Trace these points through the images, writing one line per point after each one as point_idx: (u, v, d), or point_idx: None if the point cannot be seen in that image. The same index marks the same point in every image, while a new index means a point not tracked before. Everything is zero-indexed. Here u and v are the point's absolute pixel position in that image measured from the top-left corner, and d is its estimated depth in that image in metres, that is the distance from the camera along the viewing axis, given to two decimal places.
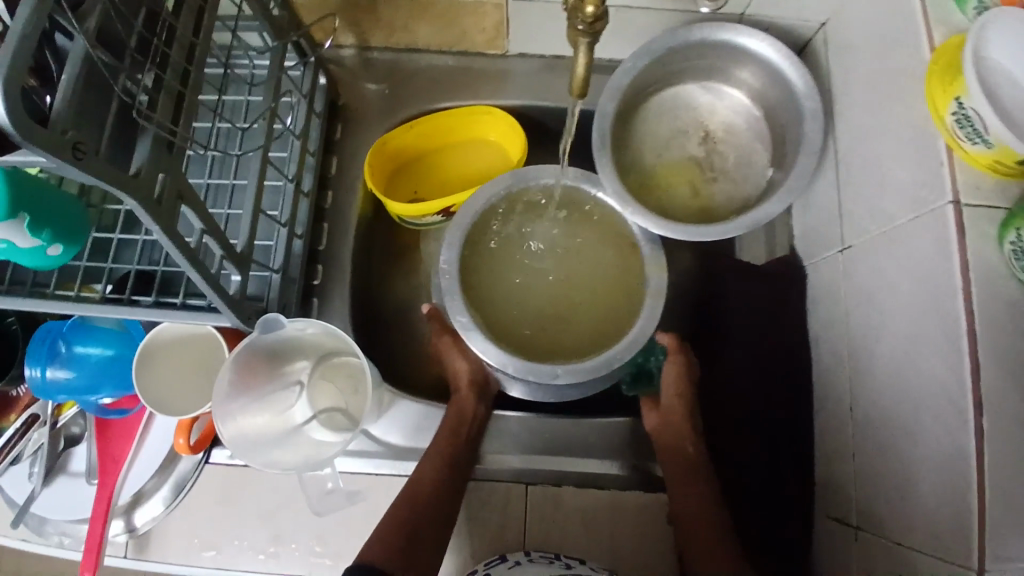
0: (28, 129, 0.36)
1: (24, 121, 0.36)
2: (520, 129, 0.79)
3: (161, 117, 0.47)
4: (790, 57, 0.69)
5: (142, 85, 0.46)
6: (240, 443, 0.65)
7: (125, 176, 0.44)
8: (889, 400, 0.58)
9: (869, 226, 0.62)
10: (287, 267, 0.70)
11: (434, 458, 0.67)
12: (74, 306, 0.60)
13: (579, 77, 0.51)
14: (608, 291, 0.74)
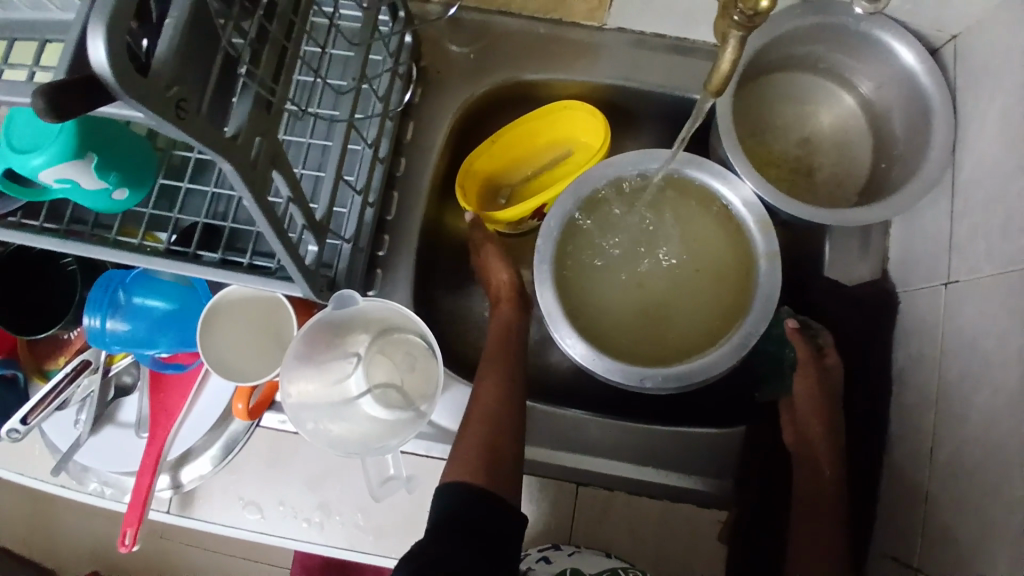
0: (129, 80, 0.31)
1: (127, 70, 0.31)
2: (603, 120, 0.74)
3: (262, 75, 0.43)
4: (926, 59, 0.64)
5: (247, 36, 0.42)
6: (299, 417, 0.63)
7: (225, 139, 0.40)
8: (977, 451, 0.55)
9: (984, 264, 0.58)
10: (358, 237, 0.66)
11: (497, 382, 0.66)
12: (140, 258, 0.57)
13: (720, 73, 0.46)
14: (716, 280, 0.70)
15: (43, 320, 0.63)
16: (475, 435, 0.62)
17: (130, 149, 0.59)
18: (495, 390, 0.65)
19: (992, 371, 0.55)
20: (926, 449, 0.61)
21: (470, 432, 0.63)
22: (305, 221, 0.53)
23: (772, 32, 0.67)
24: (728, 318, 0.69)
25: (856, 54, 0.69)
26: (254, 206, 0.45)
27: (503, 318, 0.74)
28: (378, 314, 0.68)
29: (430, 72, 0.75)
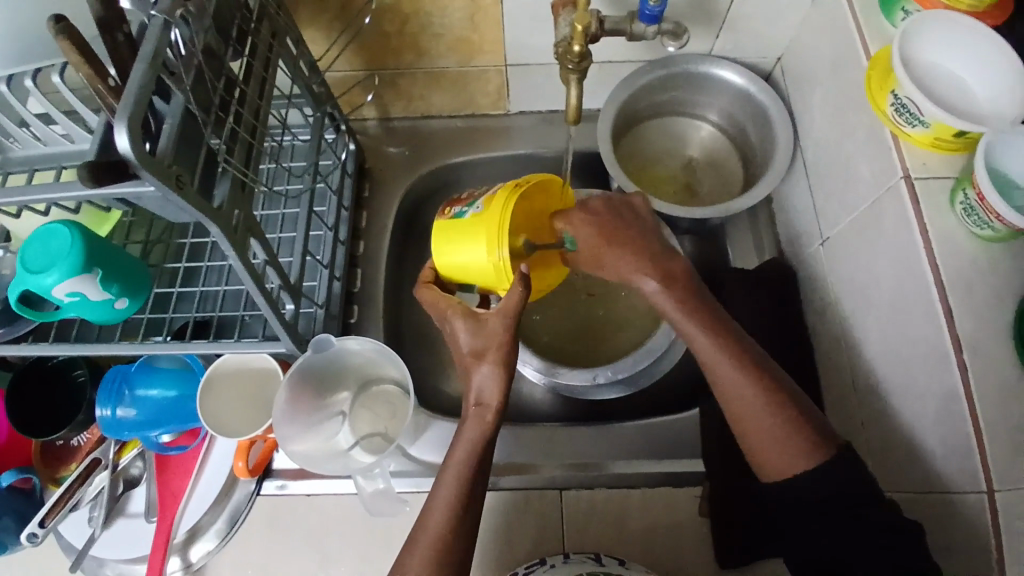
0: (145, 157, 0.44)
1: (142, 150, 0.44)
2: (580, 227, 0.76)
3: (235, 163, 0.57)
4: (754, 80, 0.81)
5: (222, 136, 0.56)
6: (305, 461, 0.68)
7: (212, 207, 0.53)
8: (883, 365, 0.63)
9: (840, 217, 0.71)
10: (330, 304, 0.77)
11: (450, 491, 0.57)
12: (143, 344, 0.66)
13: (573, 106, 0.63)
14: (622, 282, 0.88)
15: (53, 423, 0.72)
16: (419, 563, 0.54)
17: (126, 264, 0.69)
18: (450, 515, 0.56)
19: (870, 296, 0.65)
20: (848, 383, 0.69)
21: (419, 551, 0.55)
22: (281, 279, 0.65)
23: (632, 86, 0.83)
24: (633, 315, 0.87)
25: (707, 90, 0.86)
26: (239, 263, 0.57)
27: (477, 431, 0.59)
28: (366, 359, 0.76)
29: (374, 170, 0.90)
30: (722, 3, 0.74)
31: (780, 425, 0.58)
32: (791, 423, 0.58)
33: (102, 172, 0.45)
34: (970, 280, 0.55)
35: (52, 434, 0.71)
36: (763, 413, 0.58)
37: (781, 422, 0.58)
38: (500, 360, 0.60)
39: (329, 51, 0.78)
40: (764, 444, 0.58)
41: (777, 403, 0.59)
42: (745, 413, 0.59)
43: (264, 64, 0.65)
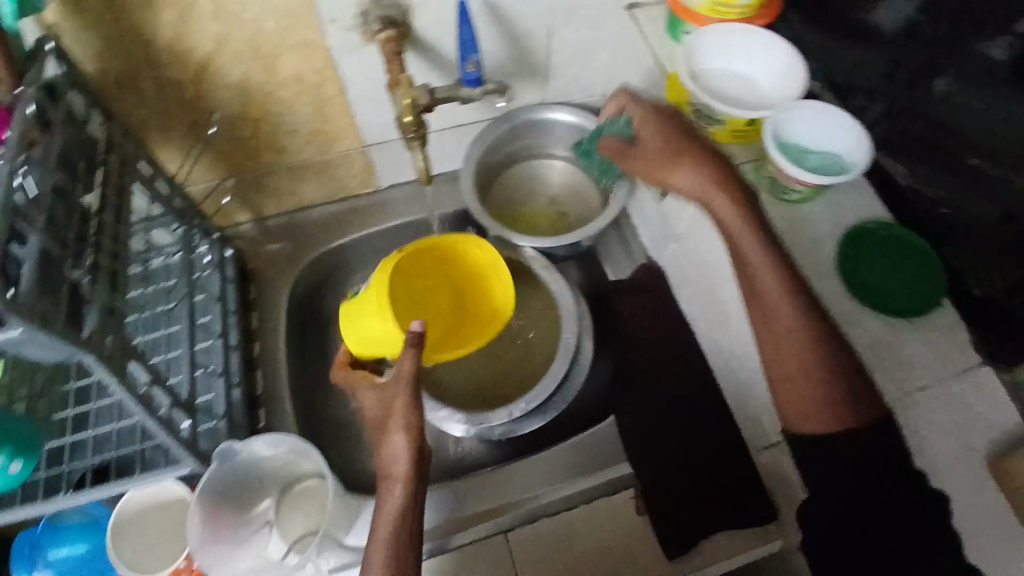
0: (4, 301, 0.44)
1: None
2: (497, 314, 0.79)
3: (101, 292, 0.57)
4: (586, 117, 0.91)
5: (85, 267, 0.57)
6: None
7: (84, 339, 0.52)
8: (747, 330, 0.71)
9: (682, 213, 0.80)
10: (231, 412, 0.76)
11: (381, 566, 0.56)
12: (34, 506, 0.62)
13: (422, 169, 0.69)
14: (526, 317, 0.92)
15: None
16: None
17: (6, 423, 0.63)
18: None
19: (723, 275, 0.73)
20: (730, 357, 0.76)
21: None
22: (169, 400, 0.64)
23: (483, 142, 0.90)
24: (546, 346, 0.90)
25: (549, 132, 0.95)
26: (122, 391, 0.56)
27: (397, 500, 0.60)
28: (284, 459, 0.74)
29: (258, 271, 0.91)
30: (539, 60, 0.84)
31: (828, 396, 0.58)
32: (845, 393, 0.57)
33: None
34: (785, 241, 0.65)
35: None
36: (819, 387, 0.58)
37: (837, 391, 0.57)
38: (411, 427, 0.62)
39: (185, 165, 0.81)
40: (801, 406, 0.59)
41: (835, 376, 0.57)
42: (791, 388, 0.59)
43: (119, 191, 0.66)
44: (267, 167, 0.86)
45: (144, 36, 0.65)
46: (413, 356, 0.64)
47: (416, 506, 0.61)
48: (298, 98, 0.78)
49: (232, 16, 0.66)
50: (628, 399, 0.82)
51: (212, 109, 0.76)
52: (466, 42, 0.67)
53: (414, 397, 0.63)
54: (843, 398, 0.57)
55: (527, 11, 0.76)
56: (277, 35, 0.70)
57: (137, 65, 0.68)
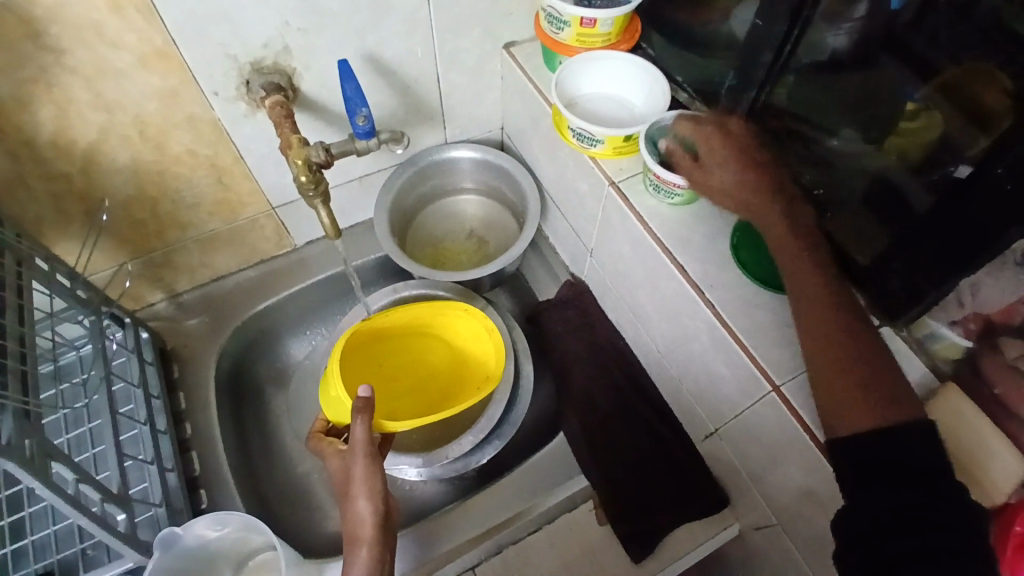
0: None
1: None
2: (482, 351, 0.84)
3: (13, 393, 0.56)
4: (488, 150, 0.94)
5: None
6: None
7: (1, 445, 0.51)
8: (666, 328, 0.75)
9: (589, 228, 0.84)
10: (170, 498, 0.72)
11: None
12: None
13: (329, 224, 0.70)
14: None
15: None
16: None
17: None
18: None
19: (634, 279, 0.77)
20: (659, 355, 0.79)
21: None
22: (102, 493, 0.61)
23: (391, 189, 0.92)
24: None
25: (457, 169, 0.97)
26: (47, 492, 0.54)
27: (365, 563, 0.59)
28: (233, 536, 0.70)
29: (178, 349, 0.87)
30: (433, 103, 0.88)
31: (859, 369, 0.52)
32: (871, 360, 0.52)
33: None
34: (684, 241, 0.70)
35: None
36: (827, 350, 0.53)
37: (858, 362, 0.52)
38: (373, 490, 0.62)
39: (83, 254, 0.78)
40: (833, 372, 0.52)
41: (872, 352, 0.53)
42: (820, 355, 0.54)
43: (17, 292, 0.64)
44: (176, 244, 0.85)
45: (21, 133, 0.64)
46: (365, 422, 0.65)
47: (387, 567, 0.60)
48: (195, 171, 0.77)
49: (111, 101, 0.66)
50: (570, 412, 0.84)
51: (103, 195, 0.74)
52: (352, 99, 0.68)
53: (371, 461, 0.64)
54: (870, 378, 0.51)
55: (407, 56, 0.80)
56: (161, 113, 0.70)
57: (15, 164, 0.66)
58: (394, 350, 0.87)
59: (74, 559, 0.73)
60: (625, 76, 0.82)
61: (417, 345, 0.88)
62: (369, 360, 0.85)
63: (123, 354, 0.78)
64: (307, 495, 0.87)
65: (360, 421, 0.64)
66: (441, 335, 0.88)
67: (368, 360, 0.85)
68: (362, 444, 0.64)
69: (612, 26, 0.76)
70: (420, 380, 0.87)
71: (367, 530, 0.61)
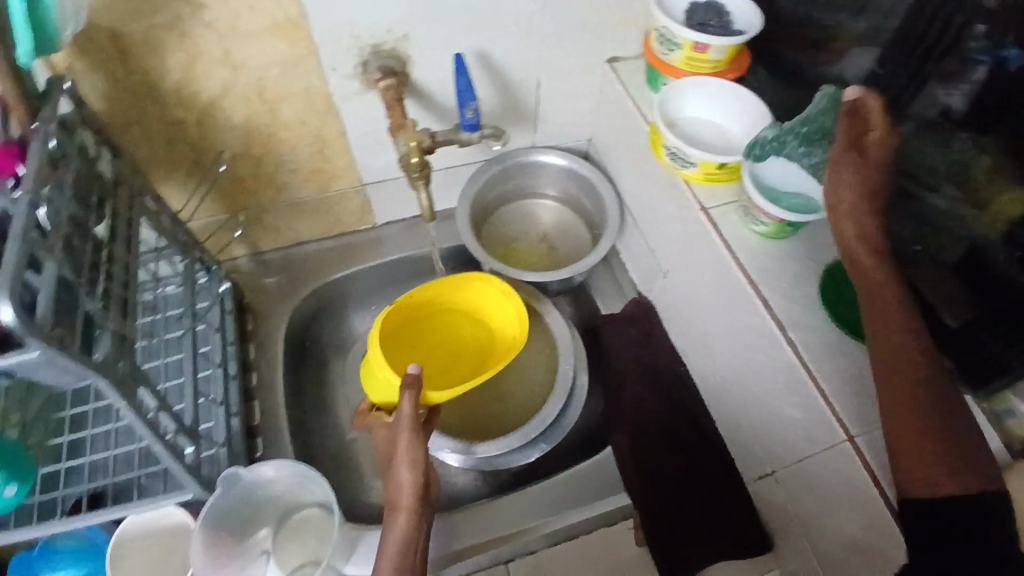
0: (29, 326, 0.44)
1: (26, 320, 0.44)
2: (514, 314, 0.85)
3: (114, 317, 0.57)
4: (575, 159, 0.96)
5: (97, 294, 0.57)
6: None
7: (99, 361, 0.52)
8: (735, 360, 0.74)
9: (669, 251, 0.84)
10: (232, 442, 0.76)
11: None
12: (23, 530, 0.60)
13: (428, 206, 0.73)
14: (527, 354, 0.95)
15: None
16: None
17: (5, 449, 0.61)
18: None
19: (708, 306, 0.77)
20: (721, 386, 0.79)
21: None
22: (177, 426, 0.64)
23: (476, 183, 0.94)
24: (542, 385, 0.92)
25: (540, 173, 0.99)
26: (131, 413, 0.55)
27: (401, 532, 0.61)
28: (286, 487, 0.74)
29: (254, 304, 0.92)
30: (530, 106, 0.90)
31: (941, 439, 0.50)
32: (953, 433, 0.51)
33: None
34: (768, 275, 0.70)
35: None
36: (913, 413, 0.52)
37: (944, 433, 0.51)
38: (415, 462, 0.64)
39: (189, 201, 0.83)
40: (912, 438, 0.51)
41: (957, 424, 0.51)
42: (903, 419, 0.52)
43: (128, 222, 0.66)
44: (269, 205, 0.89)
45: (151, 78, 0.68)
46: (411, 396, 0.66)
47: (420, 540, 0.62)
48: (299, 139, 0.81)
49: (237, 61, 0.70)
50: (618, 429, 0.84)
51: (215, 149, 0.79)
52: (464, 92, 0.71)
53: (414, 436, 0.66)
54: (950, 455, 0.50)
55: (514, 57, 0.82)
56: (280, 79, 0.74)
57: (143, 107, 0.71)
58: (430, 328, 0.88)
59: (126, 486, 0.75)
60: (715, 103, 0.81)
61: (450, 321, 0.90)
62: (406, 338, 0.86)
63: (206, 299, 0.82)
64: (351, 464, 0.89)
65: (409, 396, 0.66)
66: (471, 308, 0.90)
67: (406, 338, 0.86)
68: (407, 417, 0.66)
69: (724, 53, 0.77)
70: (453, 353, 0.88)
71: (407, 502, 0.62)
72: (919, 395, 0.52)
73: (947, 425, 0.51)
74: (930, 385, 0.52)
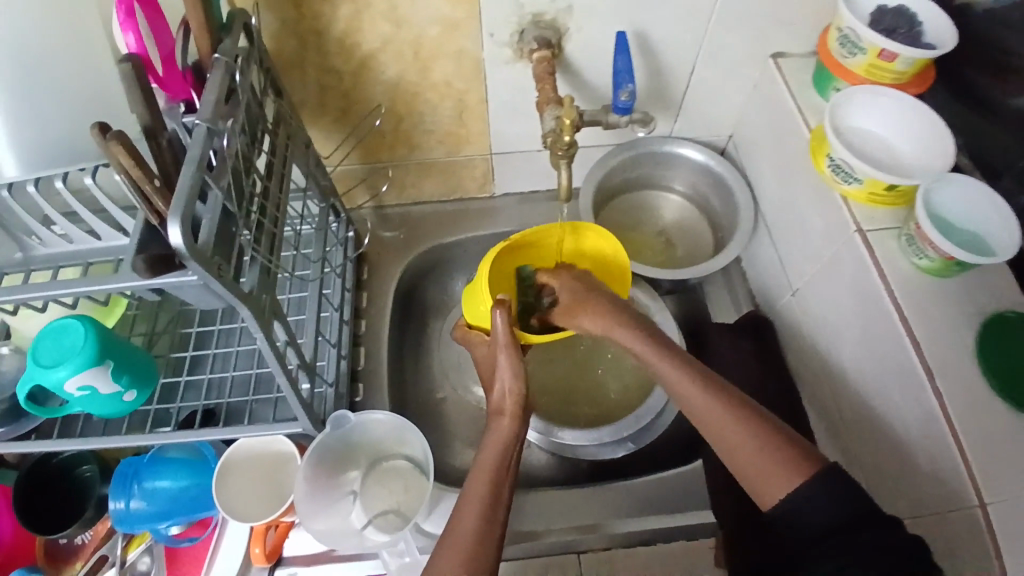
0: (195, 251, 0.46)
1: (193, 246, 0.46)
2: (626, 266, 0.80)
3: (263, 251, 0.59)
4: (714, 155, 0.91)
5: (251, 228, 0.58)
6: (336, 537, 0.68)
7: (246, 292, 0.54)
8: (864, 399, 0.69)
9: (805, 269, 0.78)
10: (339, 382, 0.80)
11: (475, 489, 0.61)
12: (138, 435, 0.66)
13: (564, 186, 0.71)
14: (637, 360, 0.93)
15: (59, 520, 0.69)
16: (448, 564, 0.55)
17: (133, 356, 0.69)
18: (478, 506, 0.60)
19: (843, 336, 0.71)
20: (838, 421, 0.73)
21: (455, 530, 0.58)
22: (299, 361, 0.67)
23: (605, 166, 0.91)
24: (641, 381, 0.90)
25: (672, 166, 0.95)
26: (265, 344, 0.57)
27: (504, 432, 0.66)
28: (382, 434, 0.76)
29: (371, 255, 0.95)
30: (677, 93, 0.86)
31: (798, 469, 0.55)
32: (794, 460, 0.56)
33: (157, 264, 0.49)
34: (924, 316, 0.63)
35: (59, 530, 0.68)
36: (758, 451, 0.57)
37: (791, 460, 0.56)
38: (513, 371, 0.69)
39: (332, 148, 0.86)
40: (760, 482, 0.56)
41: (784, 450, 0.57)
42: (748, 468, 0.57)
43: (283, 161, 0.68)
44: (401, 160, 0.91)
45: (318, 23, 0.70)
46: (505, 314, 0.70)
47: (519, 445, 0.67)
48: (443, 100, 0.82)
49: (402, 17, 0.71)
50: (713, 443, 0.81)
51: (364, 101, 0.81)
52: (622, 73, 0.69)
53: (511, 350, 0.69)
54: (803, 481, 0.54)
55: (674, 40, 0.77)
56: (439, 39, 0.74)
57: (308, 52, 0.73)
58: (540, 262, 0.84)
59: (237, 406, 0.80)
60: (892, 115, 0.72)
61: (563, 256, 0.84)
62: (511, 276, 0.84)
63: (335, 244, 0.85)
64: (439, 422, 0.92)
65: (501, 313, 0.69)
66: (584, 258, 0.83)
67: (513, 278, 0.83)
68: (502, 335, 0.69)
69: (912, 66, 0.70)
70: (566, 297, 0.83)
71: (509, 405, 0.68)
72: (738, 454, 0.58)
73: (792, 454, 0.56)
74: (737, 437, 0.59)
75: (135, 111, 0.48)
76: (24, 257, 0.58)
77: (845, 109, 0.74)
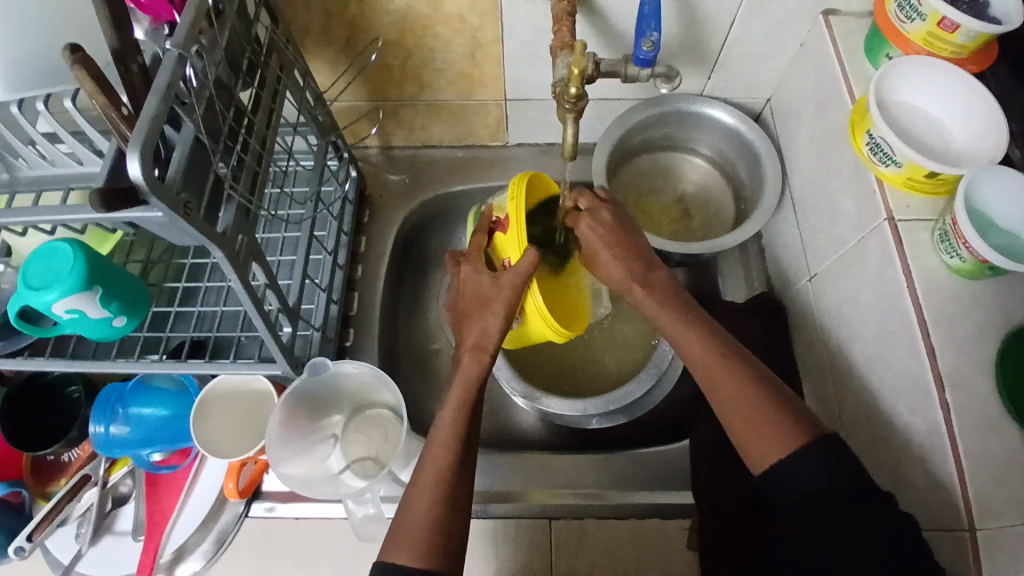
0: (155, 186, 0.44)
1: (153, 181, 0.44)
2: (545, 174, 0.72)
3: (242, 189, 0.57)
4: (745, 119, 0.83)
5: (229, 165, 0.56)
6: (307, 484, 0.68)
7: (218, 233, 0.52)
8: (866, 399, 0.65)
9: (826, 254, 0.73)
10: (326, 327, 0.78)
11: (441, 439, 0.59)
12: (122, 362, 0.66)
13: (569, 143, 0.67)
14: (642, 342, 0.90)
15: (45, 439, 0.77)
16: (427, 496, 0.55)
17: (125, 282, 0.67)
18: (450, 454, 0.58)
19: (856, 330, 0.66)
20: (837, 417, 0.70)
21: (424, 482, 0.56)
22: (280, 304, 0.66)
23: (626, 123, 0.85)
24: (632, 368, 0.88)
25: (699, 128, 0.88)
26: (240, 286, 0.56)
27: (474, 370, 0.63)
28: (363, 383, 0.76)
29: (374, 197, 0.92)
30: (713, 48, 0.78)
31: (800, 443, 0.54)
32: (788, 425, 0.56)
33: (113, 198, 0.46)
34: (947, 320, 0.58)
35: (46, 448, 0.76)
36: (756, 410, 0.57)
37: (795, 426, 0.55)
38: (503, 313, 0.64)
39: (335, 82, 0.82)
40: (759, 446, 0.56)
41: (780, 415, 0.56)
42: (742, 424, 0.57)
43: (272, 95, 0.66)
44: (409, 99, 0.86)
45: None
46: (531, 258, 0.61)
47: (483, 384, 0.63)
48: (455, 37, 0.76)
49: None
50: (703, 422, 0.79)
51: (369, 31, 0.75)
52: (647, 20, 0.62)
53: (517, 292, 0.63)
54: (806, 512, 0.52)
55: None
56: None
57: None
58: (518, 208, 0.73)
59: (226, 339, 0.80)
60: (939, 92, 0.65)
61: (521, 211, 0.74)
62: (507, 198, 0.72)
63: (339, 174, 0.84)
64: (431, 372, 0.91)
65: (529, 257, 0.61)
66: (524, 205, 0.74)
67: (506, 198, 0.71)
68: (519, 273, 0.62)
69: (974, 39, 0.62)
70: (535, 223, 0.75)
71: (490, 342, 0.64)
72: (737, 411, 0.58)
73: (794, 421, 0.56)
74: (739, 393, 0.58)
75: (103, 33, 0.47)
76: (10, 178, 0.60)
77: (893, 82, 0.66)
